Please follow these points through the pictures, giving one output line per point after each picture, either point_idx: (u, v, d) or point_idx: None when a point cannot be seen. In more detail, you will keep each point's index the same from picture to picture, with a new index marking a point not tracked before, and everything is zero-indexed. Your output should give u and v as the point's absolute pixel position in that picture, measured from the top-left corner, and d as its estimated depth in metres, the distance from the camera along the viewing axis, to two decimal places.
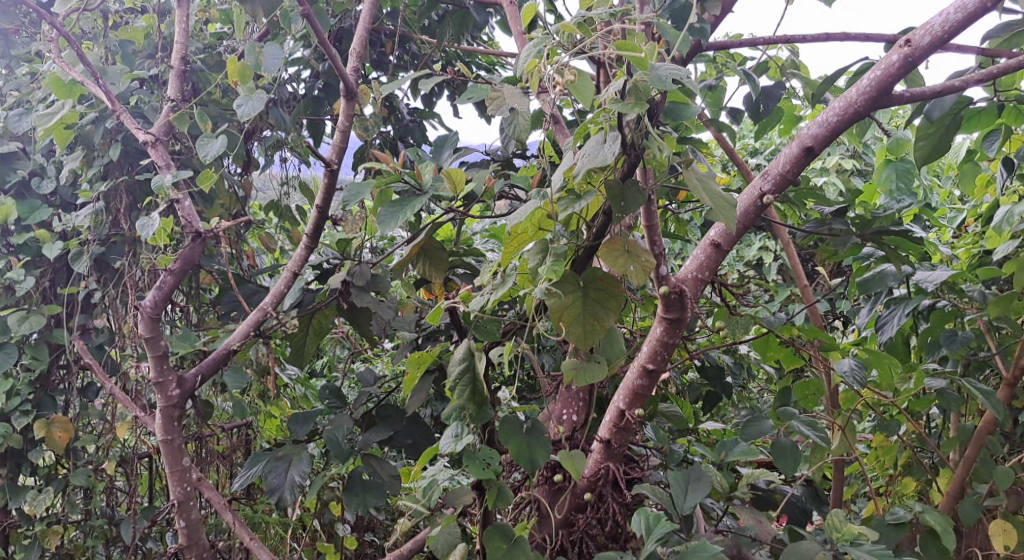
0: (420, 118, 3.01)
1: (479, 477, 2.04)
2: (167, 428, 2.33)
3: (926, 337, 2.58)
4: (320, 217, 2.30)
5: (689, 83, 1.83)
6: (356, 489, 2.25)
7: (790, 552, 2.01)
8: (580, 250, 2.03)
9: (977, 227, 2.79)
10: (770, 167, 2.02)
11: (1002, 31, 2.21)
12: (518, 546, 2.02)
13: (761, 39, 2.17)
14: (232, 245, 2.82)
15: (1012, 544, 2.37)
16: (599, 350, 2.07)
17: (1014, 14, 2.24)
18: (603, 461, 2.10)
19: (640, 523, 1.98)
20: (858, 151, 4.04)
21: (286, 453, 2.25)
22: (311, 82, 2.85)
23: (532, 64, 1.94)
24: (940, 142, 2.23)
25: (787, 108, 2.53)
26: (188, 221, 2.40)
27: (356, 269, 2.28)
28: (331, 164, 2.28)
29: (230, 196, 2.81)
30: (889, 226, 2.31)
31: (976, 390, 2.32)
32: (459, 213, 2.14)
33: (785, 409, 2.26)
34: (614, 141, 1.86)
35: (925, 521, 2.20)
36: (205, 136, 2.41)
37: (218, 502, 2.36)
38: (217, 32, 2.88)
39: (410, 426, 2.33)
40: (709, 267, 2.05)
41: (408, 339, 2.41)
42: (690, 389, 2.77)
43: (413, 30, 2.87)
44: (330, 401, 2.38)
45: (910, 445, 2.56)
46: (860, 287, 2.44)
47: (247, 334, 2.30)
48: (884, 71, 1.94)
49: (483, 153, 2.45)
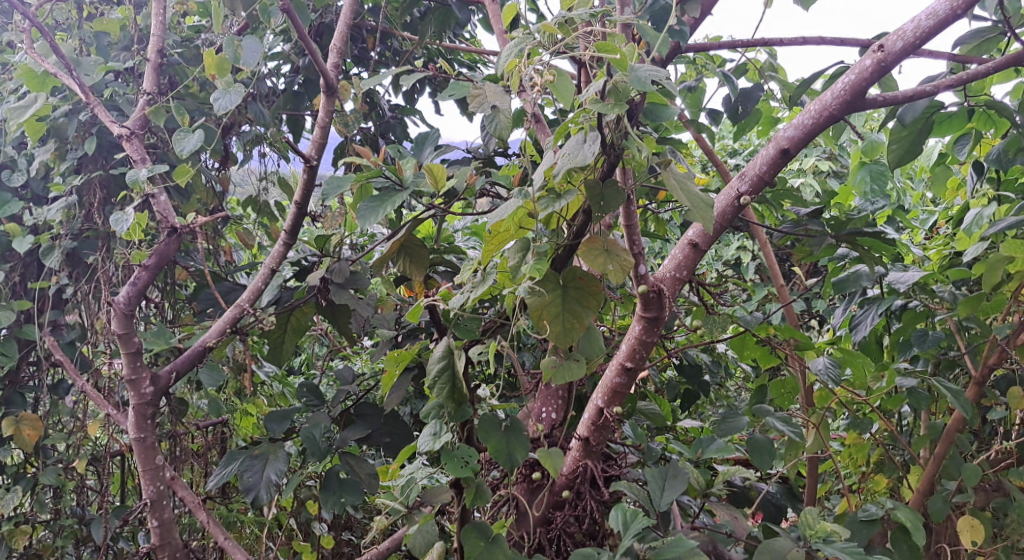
0: (401, 114, 3.01)
1: (457, 475, 2.03)
2: (140, 426, 2.31)
3: (898, 337, 2.60)
4: (298, 213, 2.29)
5: (668, 85, 1.82)
6: (332, 487, 2.24)
7: (764, 549, 2.02)
8: (560, 248, 2.03)
9: (948, 230, 2.82)
10: (747, 168, 2.02)
11: (973, 37, 2.21)
12: (495, 544, 2.02)
13: (740, 41, 2.18)
14: (210, 241, 2.80)
15: (979, 540, 2.38)
16: (579, 348, 2.08)
17: (985, 21, 2.24)
18: (581, 459, 2.12)
19: (616, 520, 1.97)
20: (834, 153, 4.07)
21: (261, 451, 2.23)
22: (290, 78, 2.82)
23: (512, 65, 1.94)
24: (913, 145, 2.24)
25: (766, 110, 2.53)
26: (164, 215, 2.37)
27: (335, 266, 2.28)
28: (310, 160, 2.26)
29: (208, 189, 2.76)
30: (863, 228, 2.32)
31: (946, 389, 2.33)
32: (439, 209, 2.11)
33: (760, 407, 2.27)
34: (595, 140, 1.87)
35: (896, 517, 2.21)
36: (182, 130, 2.39)
37: (192, 500, 2.34)
38: (195, 25, 2.85)
39: (389, 425, 2.32)
40: (687, 267, 2.05)
41: (387, 337, 2.41)
42: (668, 388, 2.78)
43: (396, 26, 2.86)
44: (308, 399, 2.34)
45: (882, 443, 2.57)
46: (835, 287, 2.43)
47: (223, 331, 2.27)
48: (858, 76, 1.95)
49: (464, 151, 2.44)
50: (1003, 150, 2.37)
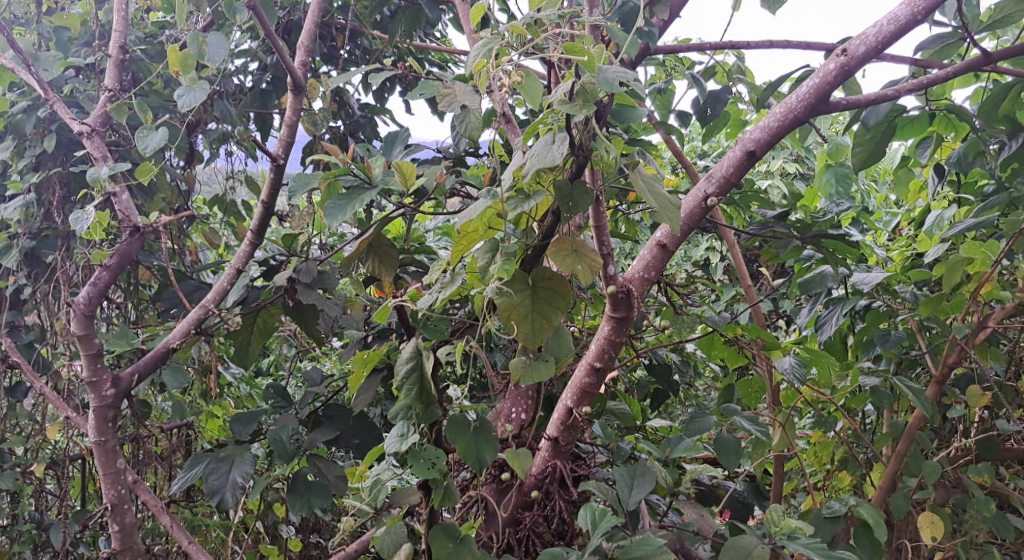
0: (370, 114, 2.98)
1: (424, 477, 2.01)
2: (100, 429, 2.27)
3: (861, 336, 2.62)
4: (265, 212, 2.28)
5: (636, 86, 1.82)
6: (299, 490, 2.22)
7: (730, 547, 2.02)
8: (530, 249, 2.02)
9: (910, 231, 2.84)
10: (714, 170, 2.03)
11: (934, 42, 2.22)
12: (464, 545, 2.01)
13: (708, 44, 2.19)
14: (174, 240, 2.76)
15: (939, 536, 2.40)
16: (548, 349, 2.06)
17: (945, 27, 2.26)
18: (550, 459, 2.11)
19: (584, 519, 1.97)
20: (801, 156, 4.10)
21: (227, 453, 2.21)
22: (258, 75, 2.80)
23: (480, 64, 1.92)
24: (876, 148, 2.25)
25: (735, 112, 2.54)
26: (126, 214, 2.35)
27: (303, 266, 2.26)
28: (277, 159, 2.25)
29: (173, 188, 2.73)
30: (828, 230, 2.33)
31: (907, 388, 2.34)
32: (409, 209, 2.09)
33: (728, 406, 2.29)
34: (563, 141, 1.85)
35: (859, 514, 2.22)
36: (144, 128, 2.35)
37: (155, 505, 2.31)
38: (159, 22, 2.81)
39: (357, 427, 2.30)
40: (656, 268, 2.05)
41: (356, 338, 2.39)
42: (638, 387, 2.79)
43: (365, 25, 2.84)
44: (275, 401, 2.33)
45: (847, 441, 2.59)
46: (801, 288, 2.45)
47: (187, 332, 2.24)
48: (822, 79, 1.96)
49: (434, 151, 2.44)
50: (963, 154, 2.38)
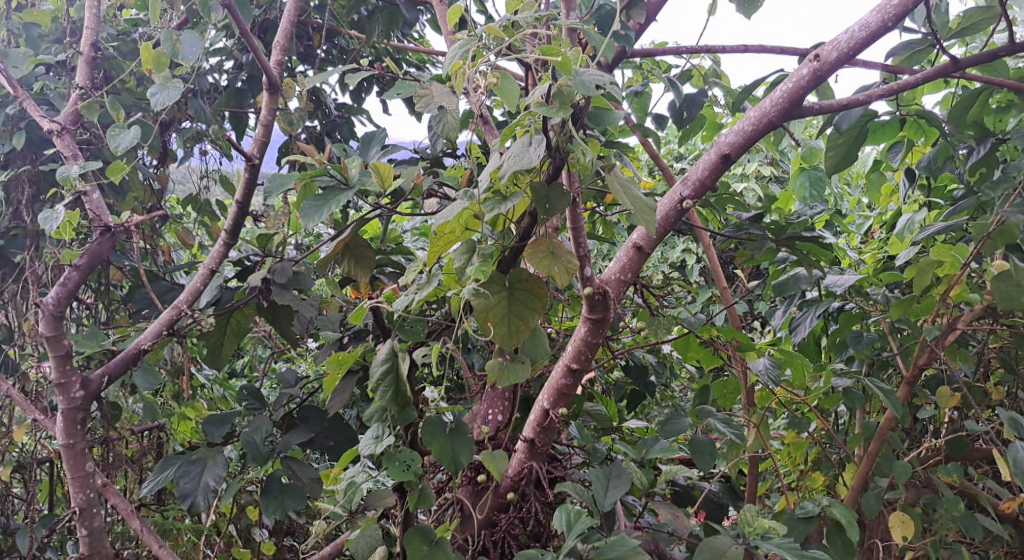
0: (347, 114, 2.97)
1: (399, 479, 1.99)
2: (69, 432, 2.25)
3: (835, 338, 2.64)
4: (239, 212, 2.26)
5: (613, 89, 1.82)
6: (274, 493, 2.20)
7: (704, 548, 2.03)
8: (507, 250, 2.02)
9: (882, 234, 2.86)
10: (689, 173, 2.03)
11: (904, 48, 2.22)
12: (438, 547, 2.00)
13: (684, 48, 2.19)
14: (146, 240, 2.74)
15: (909, 535, 2.40)
16: (524, 350, 2.06)
17: (915, 33, 2.26)
18: (526, 460, 2.10)
19: (560, 520, 1.97)
20: (776, 159, 4.12)
21: (200, 456, 2.19)
22: (233, 74, 2.78)
23: (456, 66, 1.91)
24: (849, 152, 2.26)
25: (711, 115, 2.54)
26: (97, 213, 2.35)
27: (277, 267, 2.24)
28: (252, 159, 2.24)
29: (145, 187, 2.70)
30: (802, 233, 2.35)
31: (878, 390, 2.35)
32: (386, 209, 2.08)
33: (703, 407, 2.29)
34: (540, 143, 1.85)
35: (831, 514, 2.23)
36: (117, 126, 2.33)
37: (125, 508, 2.29)
38: (132, 19, 2.79)
39: (332, 428, 2.29)
40: (632, 269, 2.05)
41: (332, 339, 2.38)
42: (615, 388, 2.79)
43: (342, 25, 2.83)
44: (249, 402, 2.32)
45: (820, 442, 2.60)
46: (775, 290, 2.46)
47: (159, 333, 2.22)
48: (796, 83, 1.97)
49: (411, 151, 2.43)
50: (932, 159, 2.46)
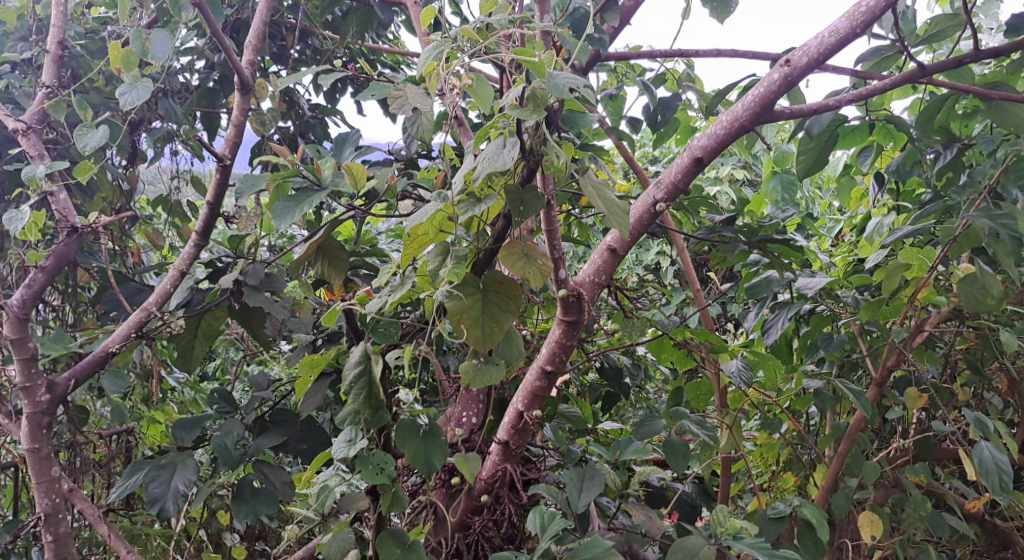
0: (321, 114, 2.95)
1: (372, 483, 1.98)
2: (34, 436, 2.22)
3: (806, 340, 2.65)
4: (210, 213, 2.25)
5: (586, 92, 1.82)
6: (245, 497, 2.18)
7: (676, 548, 2.03)
8: (481, 252, 2.02)
9: (853, 238, 2.88)
10: (662, 176, 2.03)
11: (873, 54, 2.24)
12: (412, 550, 1.99)
13: (658, 52, 2.20)
14: (115, 242, 2.71)
15: (879, 535, 2.42)
16: (498, 352, 2.03)
17: (883, 39, 2.28)
18: (500, 463, 2.09)
19: (533, 522, 1.96)
20: (749, 162, 4.14)
21: (169, 461, 2.17)
22: (205, 74, 2.75)
23: (430, 67, 1.90)
24: (820, 156, 2.27)
25: (685, 119, 2.55)
26: (64, 214, 2.32)
27: (249, 269, 2.22)
28: (223, 159, 2.22)
29: (114, 188, 2.67)
30: (773, 235, 2.36)
31: (848, 391, 2.36)
32: (359, 211, 2.07)
33: (676, 409, 2.30)
34: (514, 146, 1.85)
35: (802, 514, 2.24)
36: (84, 125, 2.31)
37: (92, 514, 2.27)
38: (100, 17, 2.75)
39: (305, 431, 2.28)
40: (606, 272, 2.05)
41: (304, 341, 2.38)
42: (590, 389, 2.79)
43: (315, 25, 2.82)
44: (220, 405, 2.30)
45: (792, 443, 2.61)
46: (748, 293, 2.47)
47: (127, 336, 2.21)
48: (767, 88, 1.98)
49: (385, 152, 2.42)
50: (901, 163, 2.46)
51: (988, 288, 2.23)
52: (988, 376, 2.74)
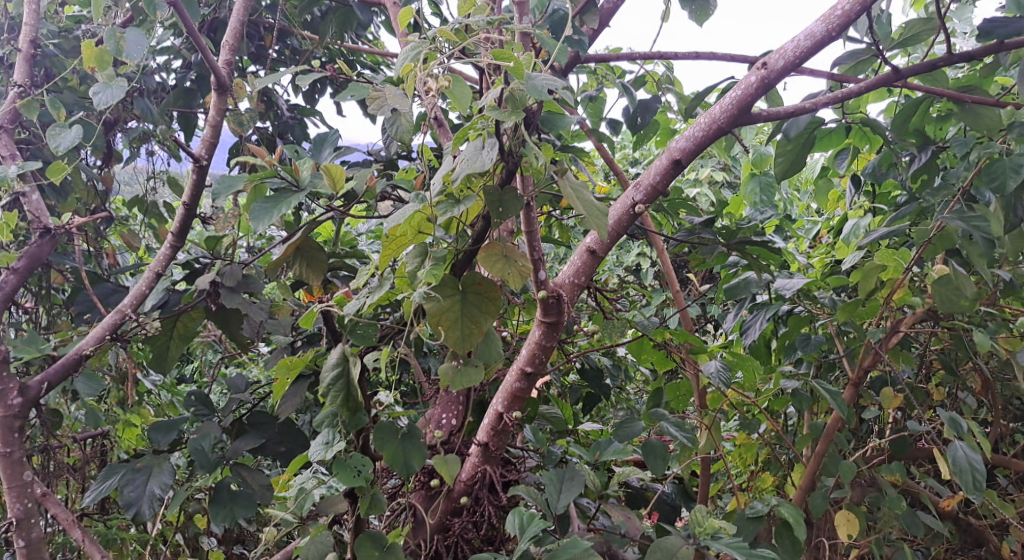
0: (300, 115, 2.94)
1: (351, 485, 1.97)
2: (6, 440, 2.20)
3: (784, 341, 2.67)
4: (186, 215, 2.24)
5: (564, 94, 1.81)
6: (222, 500, 2.16)
7: (655, 548, 2.04)
8: (461, 253, 2.01)
9: (830, 239, 2.90)
10: (641, 178, 2.03)
11: (849, 58, 2.24)
12: (390, 553, 1.98)
13: (638, 53, 2.20)
14: (90, 243, 2.68)
15: (855, 533, 2.43)
16: (477, 354, 2.05)
17: (859, 42, 2.29)
18: (480, 465, 2.09)
19: (512, 524, 1.96)
20: (728, 165, 4.15)
21: (145, 464, 2.15)
22: (182, 74, 2.73)
23: (407, 68, 1.89)
24: (798, 158, 2.28)
25: (664, 121, 2.56)
26: (36, 215, 2.31)
27: (226, 270, 2.21)
28: (200, 160, 2.21)
29: (88, 188, 2.65)
30: (751, 237, 2.37)
31: (825, 391, 2.37)
32: (337, 212, 2.06)
33: (656, 410, 2.30)
34: (493, 147, 1.84)
35: (780, 513, 2.25)
36: (57, 125, 2.28)
37: (66, 519, 2.24)
38: (75, 17, 2.73)
39: (282, 434, 2.27)
40: (585, 273, 2.05)
41: (283, 343, 2.38)
42: (571, 391, 2.79)
43: (294, 25, 2.81)
44: (197, 409, 2.28)
45: (770, 443, 2.63)
46: (726, 294, 2.47)
47: (101, 338, 2.19)
48: (744, 91, 1.99)
49: (363, 153, 2.41)
50: (876, 166, 2.49)
51: (962, 289, 2.24)
52: (962, 376, 2.76)
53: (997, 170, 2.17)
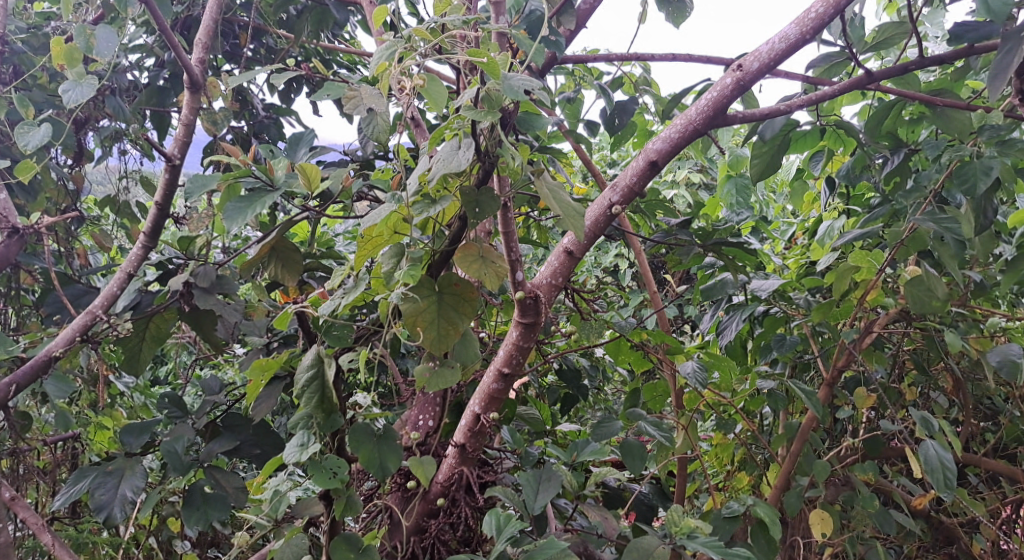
0: (275, 115, 2.92)
1: (326, 487, 1.96)
2: None
3: (760, 341, 2.68)
4: (159, 214, 2.21)
5: (540, 94, 1.81)
6: (195, 503, 2.14)
7: (631, 548, 2.04)
8: (438, 254, 2.00)
9: (806, 240, 2.91)
10: (618, 179, 2.03)
11: (823, 60, 2.25)
12: (366, 555, 1.97)
13: (614, 54, 2.20)
14: (61, 243, 2.66)
15: (829, 532, 2.44)
16: (453, 355, 2.02)
17: (834, 45, 2.31)
18: (457, 466, 2.08)
19: (489, 525, 1.96)
20: (705, 167, 4.16)
21: (116, 467, 2.12)
22: (155, 72, 2.70)
23: (381, 67, 1.88)
24: (773, 159, 2.29)
25: (641, 123, 2.56)
26: (5, 214, 2.31)
27: (199, 270, 2.18)
28: (172, 159, 2.19)
29: (59, 188, 2.62)
30: (727, 238, 2.38)
31: (800, 391, 2.38)
32: (313, 212, 2.04)
33: (633, 410, 2.30)
34: (469, 147, 1.83)
35: (755, 513, 2.25)
36: (25, 123, 2.24)
37: (36, 522, 2.21)
38: (45, 13, 2.71)
39: (257, 436, 2.25)
40: (562, 275, 2.05)
41: (258, 345, 2.37)
42: (549, 391, 2.79)
43: (269, 24, 2.79)
44: (170, 410, 2.26)
45: (745, 443, 2.63)
46: (702, 295, 2.47)
47: (71, 339, 2.17)
48: (720, 92, 1.99)
49: (339, 152, 2.40)
50: (851, 168, 2.50)
51: (933, 290, 2.25)
52: (935, 376, 2.78)
53: (968, 172, 2.17)
